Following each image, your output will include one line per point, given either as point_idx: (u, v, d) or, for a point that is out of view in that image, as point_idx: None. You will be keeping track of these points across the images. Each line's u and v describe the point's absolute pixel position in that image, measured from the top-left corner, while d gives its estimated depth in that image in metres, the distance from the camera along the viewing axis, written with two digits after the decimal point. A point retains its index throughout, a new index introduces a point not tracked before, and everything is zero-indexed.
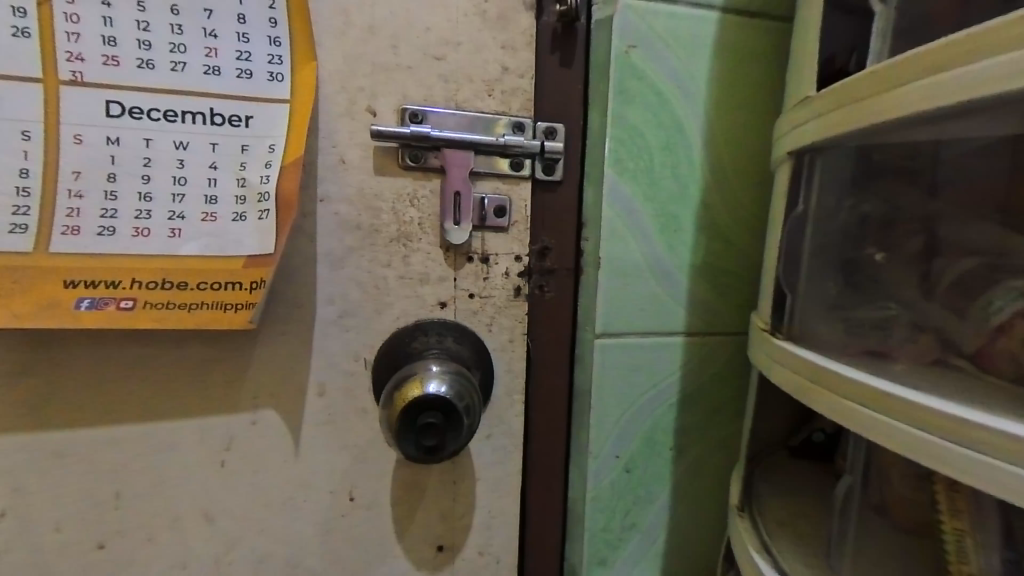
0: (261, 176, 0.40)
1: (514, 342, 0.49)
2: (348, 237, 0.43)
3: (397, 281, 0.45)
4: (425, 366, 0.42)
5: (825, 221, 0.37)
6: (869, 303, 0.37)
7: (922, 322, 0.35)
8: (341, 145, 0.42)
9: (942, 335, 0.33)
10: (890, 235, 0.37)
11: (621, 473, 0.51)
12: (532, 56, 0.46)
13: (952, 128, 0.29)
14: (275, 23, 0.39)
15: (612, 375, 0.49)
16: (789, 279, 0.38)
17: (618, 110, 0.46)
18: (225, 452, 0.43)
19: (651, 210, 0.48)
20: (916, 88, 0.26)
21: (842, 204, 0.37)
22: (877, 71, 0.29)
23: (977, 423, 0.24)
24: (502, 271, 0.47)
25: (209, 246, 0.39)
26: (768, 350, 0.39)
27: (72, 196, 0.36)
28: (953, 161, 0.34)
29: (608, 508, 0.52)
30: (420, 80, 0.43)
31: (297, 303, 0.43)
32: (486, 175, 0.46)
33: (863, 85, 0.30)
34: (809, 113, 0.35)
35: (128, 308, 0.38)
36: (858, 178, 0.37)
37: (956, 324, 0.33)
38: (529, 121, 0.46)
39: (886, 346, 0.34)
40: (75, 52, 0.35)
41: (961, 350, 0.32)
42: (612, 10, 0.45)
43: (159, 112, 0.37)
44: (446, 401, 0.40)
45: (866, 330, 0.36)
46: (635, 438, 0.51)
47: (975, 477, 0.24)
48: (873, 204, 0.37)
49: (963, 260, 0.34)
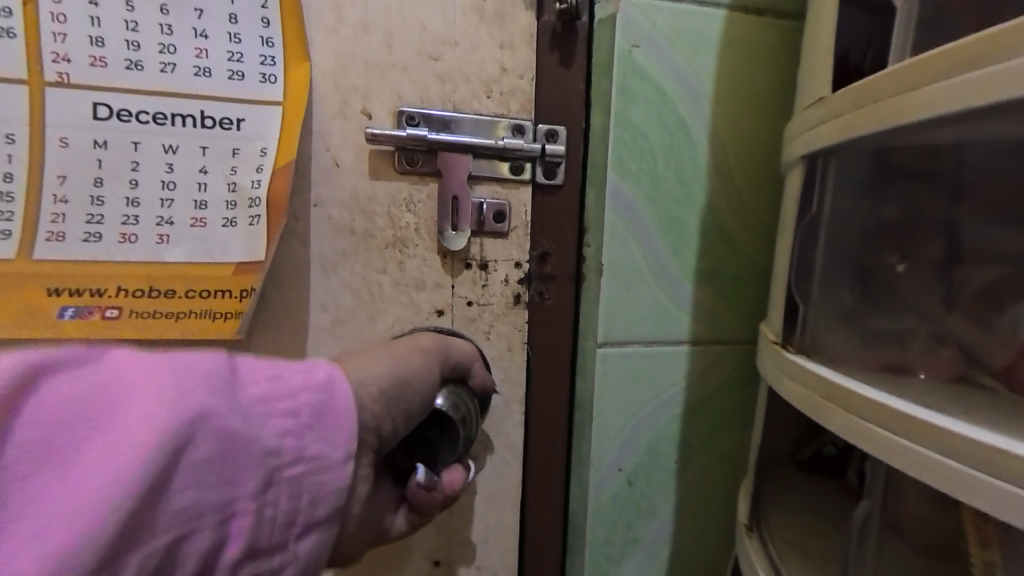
0: (251, 180, 0.38)
1: (513, 351, 0.47)
2: (341, 242, 0.42)
3: (392, 288, 0.44)
4: None
5: (841, 226, 0.36)
6: (886, 313, 0.35)
7: (942, 334, 0.34)
8: (335, 148, 0.41)
9: (965, 348, 0.33)
10: (909, 241, 0.35)
11: (623, 486, 0.50)
12: (532, 55, 0.44)
13: (976, 129, 0.28)
14: (268, 23, 0.38)
15: (613, 384, 0.48)
16: (801, 287, 0.37)
17: (621, 109, 0.45)
18: None
19: (656, 216, 0.47)
20: (932, 90, 0.25)
21: (859, 207, 0.35)
22: (892, 72, 0.28)
23: (999, 448, 0.23)
24: (501, 278, 0.46)
25: (196, 252, 0.38)
26: (779, 363, 0.37)
27: (57, 201, 0.35)
28: (977, 161, 0.31)
29: (611, 522, 0.50)
30: (416, 80, 0.42)
31: (288, 310, 0.42)
32: (486, 178, 0.45)
33: (877, 86, 0.29)
34: (822, 115, 0.34)
35: (114, 317, 0.37)
36: (876, 181, 0.35)
37: (982, 337, 0.32)
38: (529, 123, 0.45)
39: (906, 359, 0.33)
40: (61, 52, 0.35)
41: (988, 366, 0.31)
42: (614, 7, 0.44)
43: (147, 115, 0.36)
44: (442, 413, 0.40)
45: (882, 341, 0.35)
46: (638, 449, 0.50)
47: (997, 504, 0.23)
48: (891, 207, 0.35)
49: (985, 268, 0.32)
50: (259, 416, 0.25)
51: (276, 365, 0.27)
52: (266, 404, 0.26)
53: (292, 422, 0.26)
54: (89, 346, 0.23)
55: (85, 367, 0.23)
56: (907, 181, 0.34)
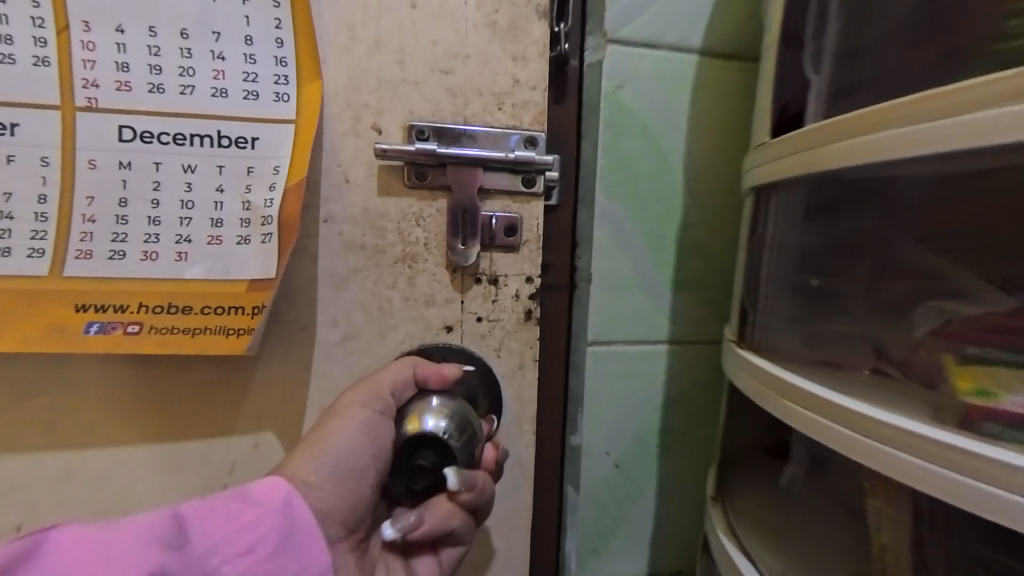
0: (264, 199, 0.39)
1: (524, 368, 0.46)
2: (352, 258, 0.42)
3: (402, 303, 0.43)
4: (426, 401, 0.40)
5: (783, 248, 0.39)
6: (824, 316, 0.37)
7: (866, 335, 0.35)
8: (346, 164, 0.41)
9: (879, 346, 0.34)
10: (840, 259, 0.36)
11: (613, 468, 0.49)
12: (545, 66, 0.43)
13: (886, 168, 0.29)
14: (281, 44, 0.38)
15: (605, 382, 0.48)
16: (750, 297, 0.41)
17: (610, 141, 0.45)
18: (231, 474, 0.43)
19: (647, 234, 0.47)
20: (863, 142, 0.28)
21: (800, 233, 0.37)
22: (831, 124, 0.30)
23: (970, 452, 0.24)
24: (512, 293, 0.45)
25: (213, 269, 0.38)
26: (734, 360, 0.41)
27: (86, 220, 0.37)
28: (899, 184, 0.31)
29: (602, 502, 0.49)
30: (426, 95, 0.41)
31: (301, 325, 0.42)
32: (497, 192, 0.44)
33: (816, 135, 0.32)
34: (769, 155, 0.37)
35: (134, 332, 0.38)
36: (813, 210, 0.36)
37: (890, 335, 0.34)
38: (542, 135, 0.44)
39: (846, 357, 0.35)
40: (90, 79, 0.36)
41: (890, 359, 0.33)
42: (601, 54, 0.45)
43: (168, 136, 0.37)
44: (443, 440, 0.38)
45: (822, 342, 0.37)
46: (628, 437, 0.49)
47: (941, 489, 0.25)
48: (826, 231, 0.36)
49: (895, 282, 0.34)
50: (228, 561, 0.30)
51: (228, 510, 0.32)
52: (230, 545, 0.31)
53: (255, 556, 0.31)
54: (32, 538, 0.26)
55: (31, 561, 0.25)
56: (847, 201, 0.34)
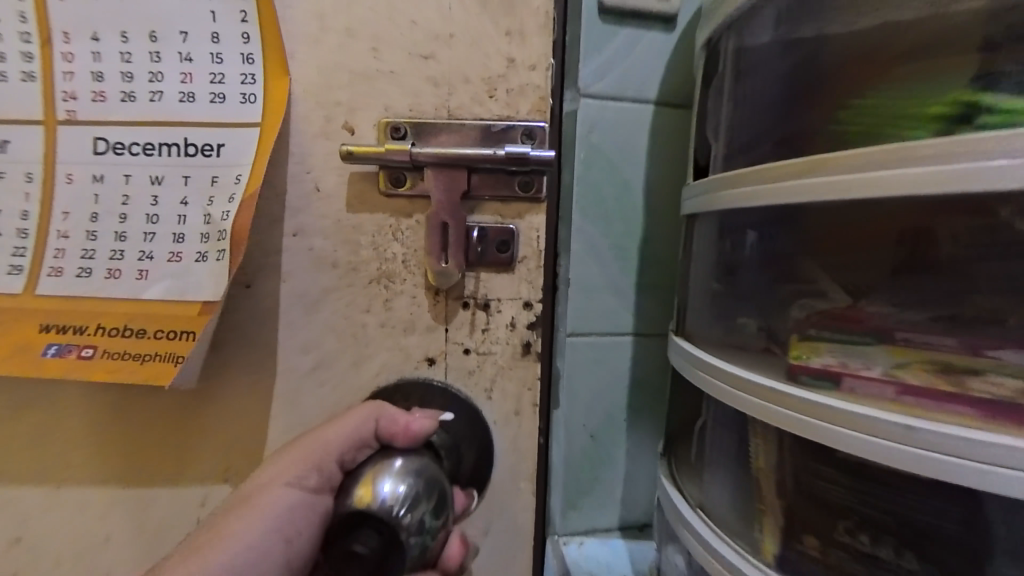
0: (223, 212, 0.35)
1: (521, 415, 0.38)
2: (323, 277, 0.37)
3: (378, 330, 0.37)
4: (379, 473, 0.32)
5: (703, 257, 0.36)
6: (727, 317, 0.34)
7: (767, 325, 0.31)
8: (317, 170, 0.36)
9: (768, 329, 0.31)
10: (752, 272, 0.32)
11: (591, 440, 0.44)
12: (547, 43, 0.35)
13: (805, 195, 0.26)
14: (247, 39, 0.34)
15: (587, 373, 0.43)
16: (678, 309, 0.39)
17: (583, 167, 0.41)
18: (199, 511, 0.39)
19: (617, 245, 0.42)
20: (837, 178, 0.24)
21: (718, 244, 0.34)
22: (795, 164, 0.26)
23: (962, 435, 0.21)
24: (507, 321, 0.37)
25: (171, 289, 0.35)
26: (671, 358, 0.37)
27: (60, 236, 0.35)
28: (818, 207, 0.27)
29: (578, 474, 0.44)
30: (405, 87, 0.35)
31: (268, 351, 0.37)
32: (488, 199, 0.36)
33: (781, 171, 0.27)
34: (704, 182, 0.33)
35: (88, 356, 0.35)
36: (731, 225, 0.33)
37: (778, 320, 0.31)
38: (541, 127, 0.35)
39: (748, 343, 0.32)
40: (70, 91, 0.35)
41: (778, 337, 0.30)
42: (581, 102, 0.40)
43: (138, 146, 0.35)
44: (391, 531, 0.30)
45: (732, 335, 0.33)
46: (609, 410, 0.43)
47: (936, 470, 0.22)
48: (740, 241, 0.32)
49: (790, 291, 0.30)
50: None
51: None
52: None
53: None
54: None
55: None
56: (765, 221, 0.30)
